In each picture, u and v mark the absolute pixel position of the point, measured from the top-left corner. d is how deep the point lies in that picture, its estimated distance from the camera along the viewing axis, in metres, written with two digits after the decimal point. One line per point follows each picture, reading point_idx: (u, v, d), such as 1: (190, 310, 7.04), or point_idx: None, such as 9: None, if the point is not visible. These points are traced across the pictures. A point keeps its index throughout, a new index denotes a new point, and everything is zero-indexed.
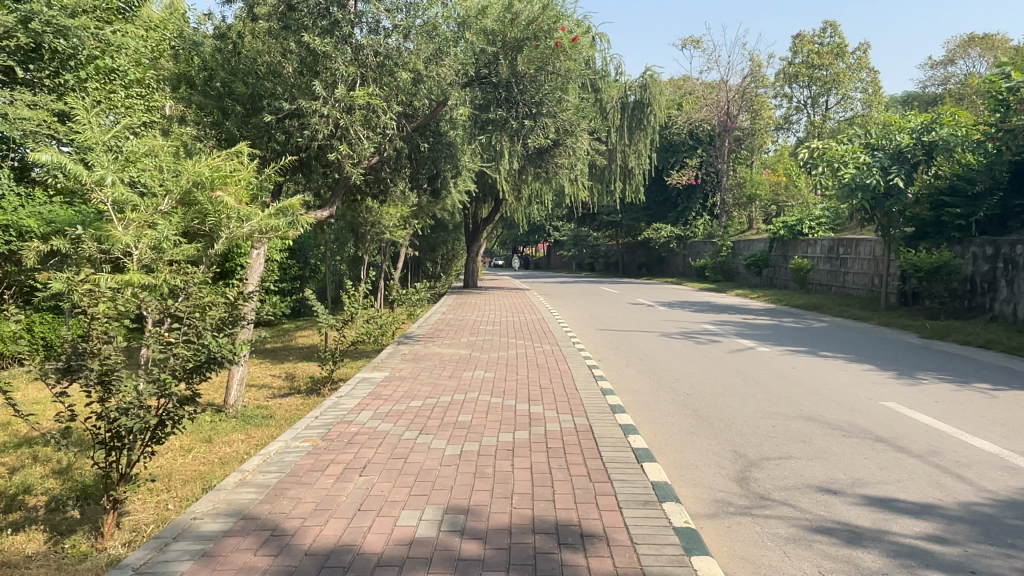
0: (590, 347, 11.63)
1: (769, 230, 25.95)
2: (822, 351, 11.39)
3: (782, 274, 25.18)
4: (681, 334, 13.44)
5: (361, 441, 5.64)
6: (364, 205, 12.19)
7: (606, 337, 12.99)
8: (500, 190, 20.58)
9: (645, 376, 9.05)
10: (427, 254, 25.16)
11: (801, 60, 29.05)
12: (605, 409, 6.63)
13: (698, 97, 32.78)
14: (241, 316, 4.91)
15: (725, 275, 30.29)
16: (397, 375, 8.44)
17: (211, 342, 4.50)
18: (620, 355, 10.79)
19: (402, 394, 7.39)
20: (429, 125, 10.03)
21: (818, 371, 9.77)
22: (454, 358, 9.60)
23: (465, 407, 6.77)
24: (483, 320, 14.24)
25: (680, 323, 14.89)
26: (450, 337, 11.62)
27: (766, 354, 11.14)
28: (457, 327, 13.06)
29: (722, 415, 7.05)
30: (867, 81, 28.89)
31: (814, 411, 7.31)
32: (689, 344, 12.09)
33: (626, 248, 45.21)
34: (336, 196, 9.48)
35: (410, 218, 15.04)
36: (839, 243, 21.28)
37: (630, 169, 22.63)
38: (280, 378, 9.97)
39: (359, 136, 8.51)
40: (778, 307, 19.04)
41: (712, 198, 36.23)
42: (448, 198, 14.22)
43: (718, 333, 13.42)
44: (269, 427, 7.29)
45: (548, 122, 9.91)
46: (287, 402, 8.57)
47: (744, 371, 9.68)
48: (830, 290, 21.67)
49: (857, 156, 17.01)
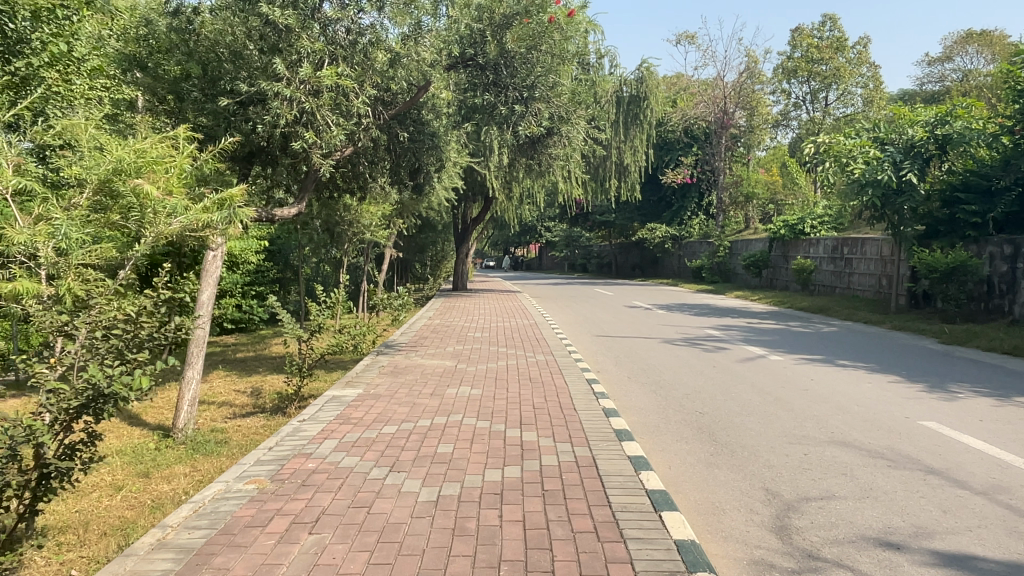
0: (587, 356, 10.71)
1: (768, 229, 25.12)
2: (839, 360, 10.49)
3: (783, 275, 24.34)
4: (685, 340, 12.52)
5: (318, 482, 4.66)
6: (342, 202, 11.22)
7: (604, 344, 12.06)
8: (490, 188, 19.61)
9: (649, 390, 8.14)
10: (415, 256, 24.20)
11: (799, 54, 28.26)
12: (610, 437, 5.67)
13: (693, 93, 31.92)
14: (153, 336, 3.93)
15: (722, 275, 29.46)
16: (372, 392, 7.47)
17: (94, 376, 3.34)
18: (621, 366, 9.87)
19: (374, 416, 6.42)
20: (410, 112, 9.10)
21: (840, 383, 8.87)
22: (439, 371, 8.65)
23: (446, 433, 5.81)
24: (472, 326, 13.28)
25: (681, 328, 14.00)
26: (435, 346, 10.67)
27: (779, 364, 10.23)
28: (444, 334, 12.10)
29: (743, 441, 6.12)
30: (868, 76, 28.11)
31: (847, 434, 6.38)
32: (694, 352, 11.19)
33: (621, 249, 44.39)
34: (305, 191, 8.55)
35: (393, 217, 14.08)
36: (843, 243, 20.46)
37: (625, 166, 21.73)
38: (245, 395, 8.95)
39: (327, 123, 7.54)
40: (782, 311, 18.17)
41: (708, 197, 35.43)
42: (433, 195, 13.25)
43: (724, 340, 12.50)
44: (218, 457, 6.30)
45: (541, 108, 8.98)
46: (247, 423, 7.56)
47: (758, 384, 8.77)
48: (835, 292, 20.84)
49: (867, 150, 16.13)
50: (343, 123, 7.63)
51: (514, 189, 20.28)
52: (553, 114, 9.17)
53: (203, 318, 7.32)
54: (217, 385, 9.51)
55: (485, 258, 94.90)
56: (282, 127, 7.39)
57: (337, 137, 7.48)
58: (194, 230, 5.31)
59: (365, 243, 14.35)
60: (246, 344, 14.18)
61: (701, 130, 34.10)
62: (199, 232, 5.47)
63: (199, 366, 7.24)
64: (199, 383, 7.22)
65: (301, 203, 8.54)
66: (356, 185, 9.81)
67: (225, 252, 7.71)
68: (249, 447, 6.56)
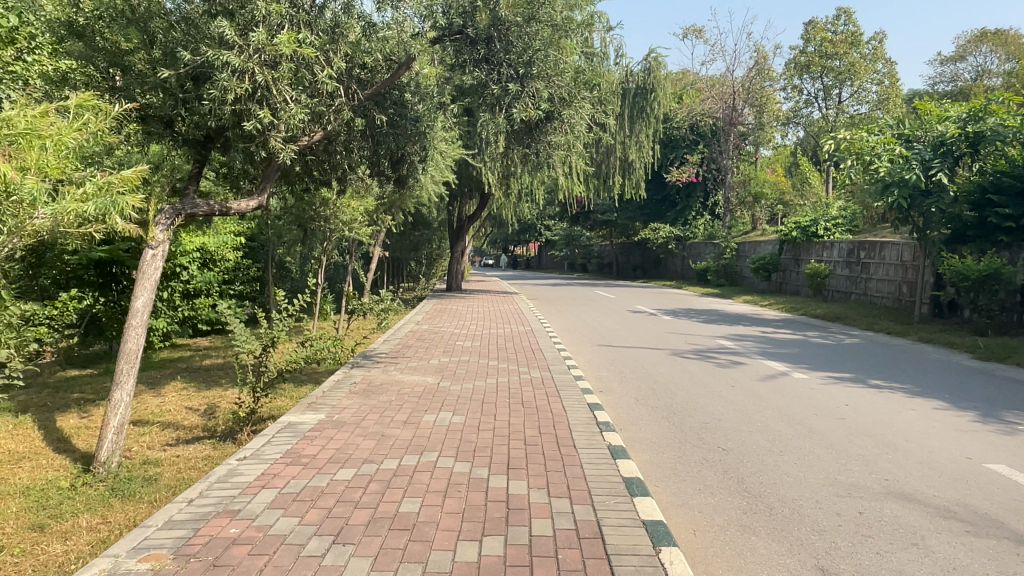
0: (588, 370, 9.58)
1: (779, 231, 23.97)
2: (870, 380, 9.36)
3: (795, 279, 23.24)
4: (695, 351, 11.42)
5: (234, 562, 3.51)
6: (317, 195, 10.11)
7: (606, 356, 10.95)
8: (487, 183, 18.45)
9: (659, 417, 7.02)
10: (409, 254, 23.03)
11: (812, 49, 27.12)
12: (619, 491, 4.53)
13: (700, 89, 30.75)
14: None
15: (729, 278, 28.36)
16: (335, 418, 6.32)
17: None
18: (626, 384, 8.75)
19: (330, 454, 5.26)
20: (390, 93, 8.00)
21: (878, 410, 7.72)
22: (419, 391, 7.48)
23: (416, 480, 4.67)
24: (463, 333, 12.13)
25: (690, 338, 12.87)
26: (419, 357, 9.52)
27: (804, 384, 9.11)
28: (430, 342, 10.95)
29: (781, 492, 5.01)
30: (883, 73, 26.92)
31: (906, 483, 5.25)
32: (707, 367, 10.06)
33: (623, 250, 43.34)
34: (266, 180, 7.51)
35: (378, 213, 12.92)
36: (860, 247, 19.33)
37: (630, 163, 20.57)
38: (195, 414, 7.81)
39: (285, 98, 6.40)
40: (796, 318, 17.08)
41: (713, 196, 34.29)
42: (423, 188, 12.10)
43: (739, 353, 11.35)
44: (135, 504, 5.14)
45: (540, 88, 7.74)
46: (188, 452, 6.43)
47: (784, 410, 7.63)
48: (850, 298, 19.76)
49: (892, 148, 15.01)
50: (303, 99, 6.51)
51: (512, 185, 19.11)
52: (552, 98, 7.90)
53: (138, 327, 6.23)
54: (168, 402, 8.38)
55: (483, 256, 93.93)
56: (230, 107, 6.26)
57: (298, 117, 6.36)
58: (68, 228, 4.97)
59: (348, 240, 13.18)
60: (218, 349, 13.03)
61: (708, 127, 32.93)
62: (83, 223, 5.15)
63: (130, 385, 6.11)
64: (128, 407, 6.10)
65: (262, 191, 7.54)
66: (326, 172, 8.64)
67: (168, 249, 6.65)
68: (179, 489, 5.42)
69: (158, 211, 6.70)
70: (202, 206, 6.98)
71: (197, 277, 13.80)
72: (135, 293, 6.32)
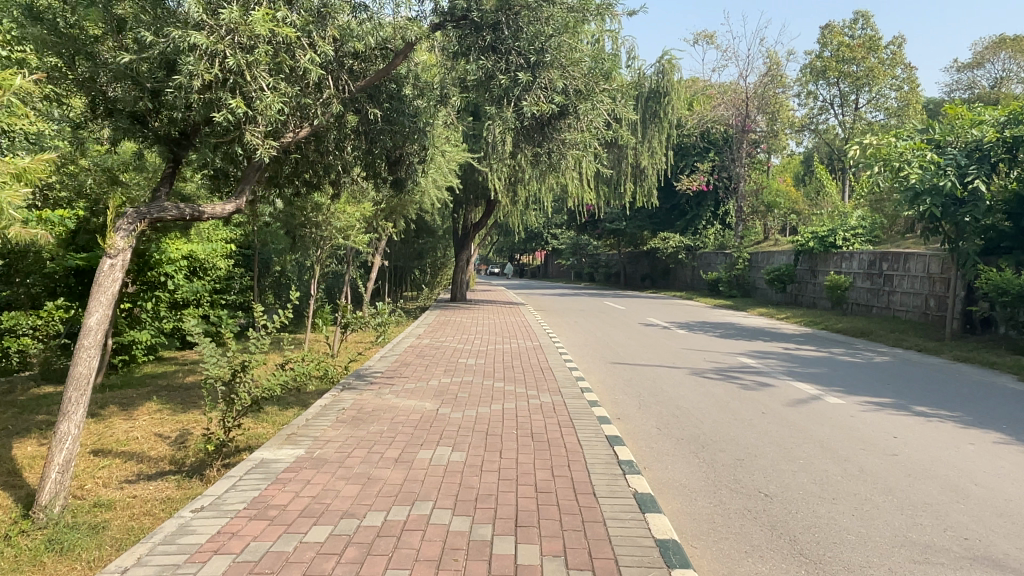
0: (601, 392, 8.74)
1: (795, 241, 23.09)
2: (914, 406, 8.47)
3: (812, 291, 22.35)
4: (716, 371, 10.56)
5: None
6: (309, 199, 9.35)
7: (620, 374, 10.12)
8: (492, 188, 17.65)
9: (686, 451, 6.17)
10: (412, 263, 22.26)
11: (829, 53, 26.29)
12: (654, 562, 3.66)
13: (712, 95, 29.92)
14: None
15: (741, 289, 27.50)
16: (315, 455, 5.47)
17: None
18: (644, 408, 7.90)
19: (303, 505, 4.40)
20: (385, 86, 7.39)
21: (933, 444, 6.83)
22: (414, 419, 6.62)
23: (403, 544, 3.81)
24: (466, 349, 11.27)
25: (709, 355, 12.01)
26: (417, 377, 8.68)
27: (843, 410, 8.23)
28: (430, 359, 10.10)
29: (843, 557, 4.14)
30: (902, 78, 26.07)
31: (995, 546, 4.36)
32: (731, 389, 9.21)
33: (631, 259, 42.54)
34: (246, 181, 6.77)
35: (377, 219, 12.14)
36: (882, 257, 18.46)
37: (642, 169, 19.74)
38: (164, 443, 6.97)
39: (259, 85, 5.60)
40: (818, 333, 16.17)
41: (725, 205, 33.44)
42: (424, 192, 11.29)
43: (764, 373, 10.47)
44: (68, 564, 4.29)
45: (554, 78, 6.93)
46: (148, 493, 5.59)
47: (826, 441, 6.76)
48: (871, 311, 18.88)
49: (923, 153, 14.17)
50: (282, 86, 5.72)
51: (519, 191, 18.30)
52: (566, 90, 7.05)
53: (89, 348, 5.38)
54: (137, 428, 7.56)
55: (489, 264, 93.38)
56: (197, 95, 5.49)
57: (275, 106, 5.55)
58: None
59: (345, 248, 12.39)
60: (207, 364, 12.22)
61: (719, 134, 32.10)
62: None
63: (79, 416, 5.28)
64: (76, 441, 5.24)
65: (241, 194, 6.79)
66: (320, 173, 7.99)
67: (130, 258, 5.87)
68: (125, 542, 4.56)
69: (120, 215, 5.92)
70: (171, 210, 6.20)
71: (184, 286, 12.82)
72: (90, 309, 5.52)
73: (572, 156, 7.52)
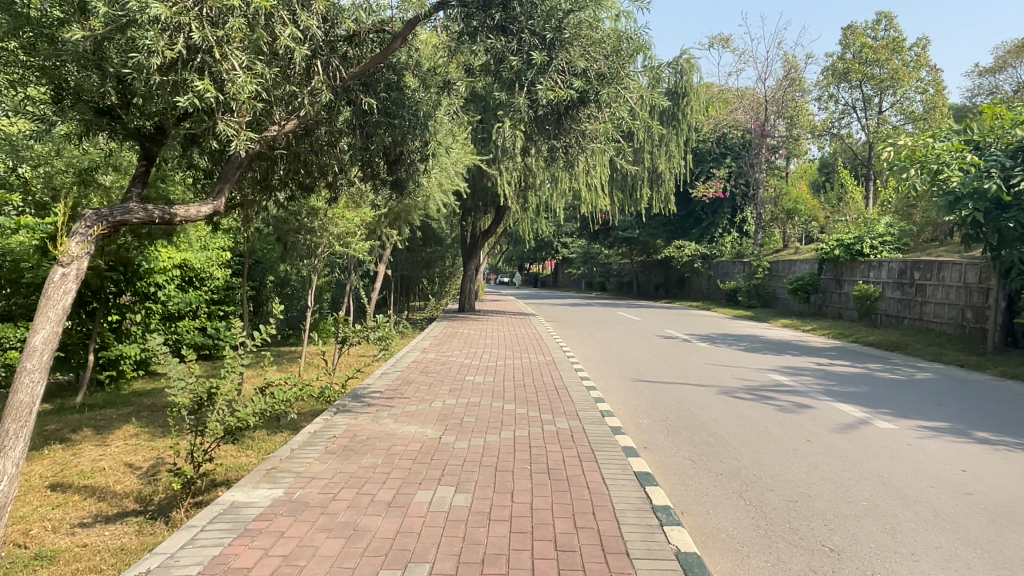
0: (623, 415, 7.91)
1: (818, 249, 22.18)
2: (975, 432, 7.54)
3: (838, 301, 21.41)
4: (746, 389, 9.70)
5: None
6: (305, 201, 8.62)
7: (641, 393, 9.29)
8: (502, 194, 16.87)
9: (729, 491, 5.35)
10: (420, 273, 21.52)
11: (851, 55, 25.39)
12: None
13: (728, 99, 29.06)
14: None
15: (760, 300, 26.60)
16: (295, 497, 4.65)
17: None
18: (673, 434, 7.06)
19: (270, 569, 3.57)
20: (382, 73, 6.71)
21: (1009, 477, 5.92)
22: (412, 449, 5.78)
23: None
24: (474, 365, 10.44)
25: (737, 372, 11.14)
26: (419, 398, 7.87)
27: (895, 436, 7.34)
28: (435, 377, 9.28)
29: None
30: (928, 81, 25.14)
31: None
32: (766, 411, 8.34)
33: (644, 268, 41.66)
34: (225, 180, 6.01)
35: (380, 225, 11.37)
36: (913, 266, 17.54)
37: (659, 174, 18.93)
38: (133, 475, 6.19)
39: (231, 63, 4.86)
40: (848, 346, 15.26)
41: (742, 212, 32.54)
42: (429, 195, 10.51)
43: (800, 392, 9.59)
44: None
45: (574, 58, 6.15)
46: (99, 543, 4.74)
47: (886, 476, 5.88)
48: (902, 323, 17.93)
49: (962, 155, 13.29)
50: (258, 65, 4.98)
51: (530, 197, 17.51)
52: (587, 74, 6.29)
53: (33, 371, 4.63)
54: (106, 457, 6.77)
55: (499, 274, 92.89)
56: (158, 76, 4.76)
57: (248, 86, 4.79)
58: None
59: (346, 257, 11.65)
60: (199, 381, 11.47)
61: (736, 139, 31.23)
62: None
63: (17, 452, 4.51)
64: (14, 482, 4.48)
65: (220, 194, 6.05)
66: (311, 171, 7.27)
67: (87, 267, 5.10)
68: None
69: (78, 217, 5.19)
70: (138, 211, 5.41)
71: (174, 297, 12.08)
72: (36, 326, 4.77)
73: (594, 150, 6.71)
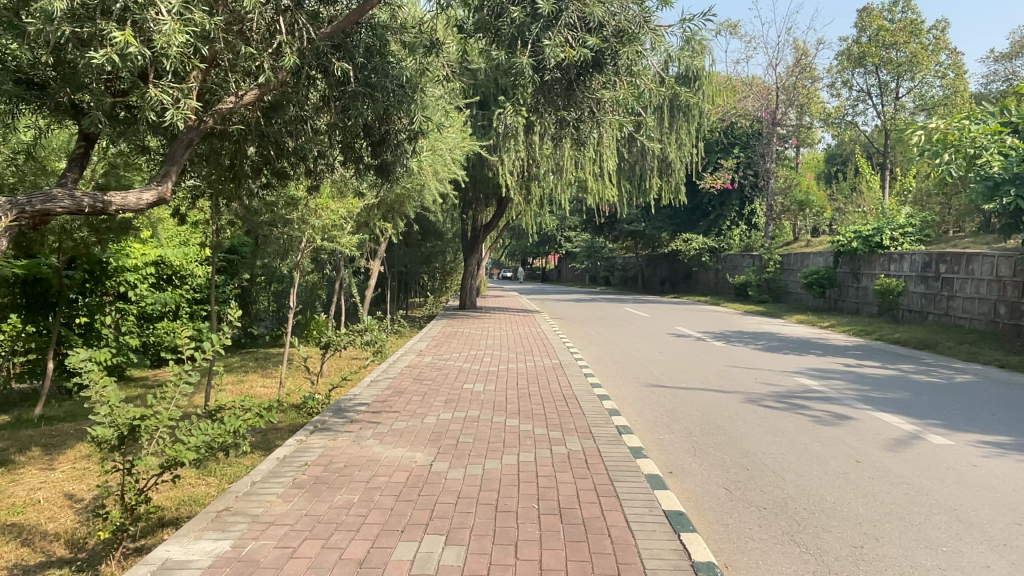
0: (641, 429, 6.95)
1: (834, 241, 21.22)
2: None
3: (856, 296, 20.45)
4: (775, 397, 8.74)
5: None
6: (281, 189, 7.68)
7: (658, 401, 8.37)
8: (503, 185, 15.93)
9: (779, 534, 4.40)
10: (418, 269, 20.56)
11: (867, 38, 24.34)
12: None
13: (737, 87, 28.02)
14: None
15: (772, 294, 25.66)
16: (243, 555, 3.70)
17: None
18: (701, 454, 6.12)
19: None
20: (361, 34, 5.78)
21: None
22: (396, 482, 4.83)
23: None
24: (472, 370, 9.48)
25: (762, 376, 10.17)
26: (410, 413, 6.92)
27: (955, 454, 6.38)
28: (430, 386, 8.34)
29: None
30: (947, 65, 24.10)
31: None
32: (802, 425, 7.38)
33: (649, 262, 40.70)
34: (171, 160, 4.99)
35: (370, 217, 10.40)
36: (939, 258, 16.59)
37: (670, 163, 17.97)
38: (70, 511, 5.20)
39: (159, 10, 4.11)
40: (874, 345, 14.28)
41: (751, 204, 31.53)
42: (422, 183, 9.56)
43: (835, 400, 8.62)
44: None
45: (589, 7, 5.32)
46: None
47: (962, 511, 4.92)
48: (925, 319, 16.96)
49: (1002, 138, 12.35)
50: (191, 13, 4.22)
51: (533, 187, 16.54)
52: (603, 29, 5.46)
53: None
54: (44, 485, 5.82)
55: (500, 269, 92.04)
56: (64, 24, 4.06)
57: (178, 37, 3.99)
58: None
59: (334, 252, 10.72)
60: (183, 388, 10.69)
61: (745, 129, 30.20)
62: None
63: None
64: None
65: (166, 178, 5.01)
66: (285, 152, 6.48)
67: None
68: None
69: None
70: (62, 198, 4.38)
71: (147, 298, 11.28)
72: None
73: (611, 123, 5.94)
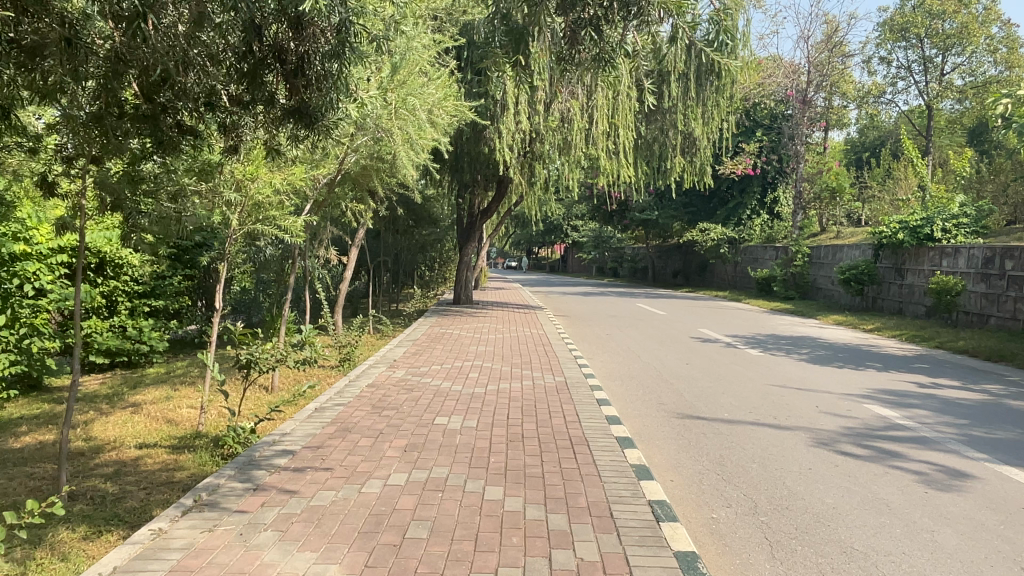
0: (679, 495, 4.82)
1: (874, 232, 18.97)
2: None
3: (899, 294, 18.20)
4: (851, 437, 6.57)
5: None
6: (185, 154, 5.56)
7: (695, 440, 6.25)
8: (502, 162, 13.70)
9: None
10: (409, 258, 18.32)
11: (911, 7, 21.99)
12: None
13: (764, 63, 25.62)
14: None
15: (799, 290, 23.43)
16: None
17: None
18: (779, 555, 3.97)
19: None
20: None
21: None
22: None
23: None
24: (453, 394, 7.32)
25: (822, 402, 7.98)
26: (350, 472, 4.76)
27: None
28: (392, 421, 6.18)
29: None
30: (999, 38, 21.74)
31: None
32: (907, 488, 5.18)
33: (660, 254, 38.46)
34: None
35: (329, 195, 8.21)
36: (1004, 252, 14.35)
37: (693, 141, 15.73)
38: None
39: None
40: (936, 355, 12.08)
41: (774, 192, 29.13)
42: (388, 148, 7.39)
43: (933, 443, 6.43)
44: None
45: None
46: None
47: None
48: (987, 323, 14.70)
49: None
50: None
51: (537, 167, 14.34)
52: None
53: None
54: None
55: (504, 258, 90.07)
56: None
57: None
58: None
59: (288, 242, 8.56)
60: (98, 405, 8.51)
61: (769, 110, 27.83)
62: None
63: None
64: None
65: None
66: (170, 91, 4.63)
67: None
68: None
69: None
70: None
71: (54, 291, 8.99)
72: None
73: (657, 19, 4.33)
